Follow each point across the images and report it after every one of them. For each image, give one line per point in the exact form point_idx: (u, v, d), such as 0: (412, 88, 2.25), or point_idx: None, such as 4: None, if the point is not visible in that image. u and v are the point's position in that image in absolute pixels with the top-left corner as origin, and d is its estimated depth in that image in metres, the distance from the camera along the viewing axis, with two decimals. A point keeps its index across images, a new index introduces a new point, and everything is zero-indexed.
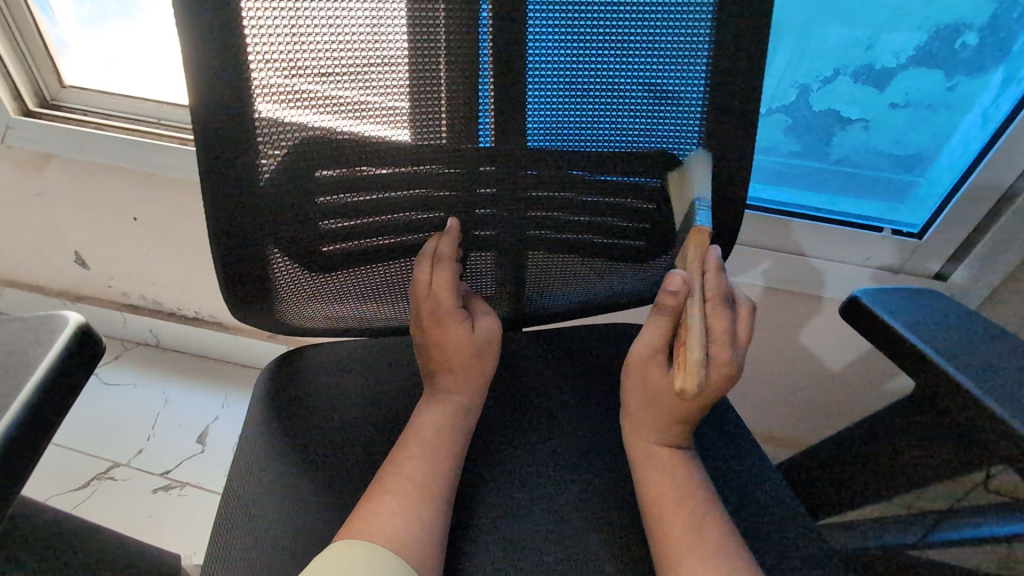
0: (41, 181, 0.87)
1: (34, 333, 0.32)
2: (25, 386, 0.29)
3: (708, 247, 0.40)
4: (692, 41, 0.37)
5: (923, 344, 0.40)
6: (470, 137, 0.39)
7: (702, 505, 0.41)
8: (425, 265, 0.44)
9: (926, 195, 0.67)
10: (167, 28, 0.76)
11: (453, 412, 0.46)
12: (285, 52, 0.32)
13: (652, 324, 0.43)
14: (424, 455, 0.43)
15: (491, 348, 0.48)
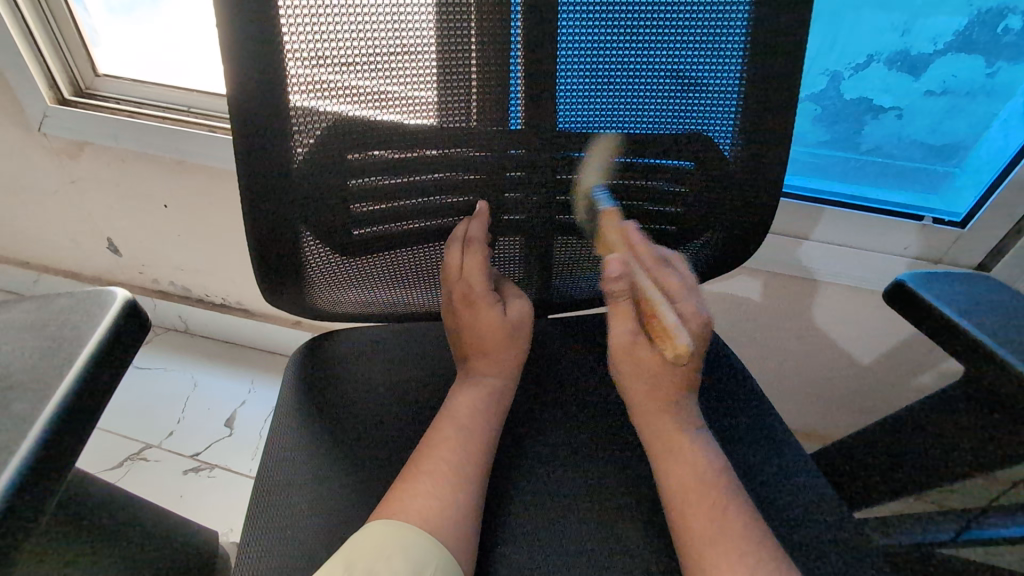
0: (77, 169, 0.89)
1: (85, 309, 0.34)
2: (81, 355, 0.31)
3: (623, 223, 0.44)
4: (727, 20, 0.36)
5: (975, 328, 0.38)
6: (500, 120, 0.38)
7: (735, 494, 0.40)
8: (455, 249, 0.44)
9: (965, 185, 0.65)
10: (196, 18, 0.78)
11: (483, 394, 0.46)
12: (313, 41, 0.32)
13: (617, 317, 0.48)
14: (457, 439, 0.43)
15: (523, 331, 0.49)
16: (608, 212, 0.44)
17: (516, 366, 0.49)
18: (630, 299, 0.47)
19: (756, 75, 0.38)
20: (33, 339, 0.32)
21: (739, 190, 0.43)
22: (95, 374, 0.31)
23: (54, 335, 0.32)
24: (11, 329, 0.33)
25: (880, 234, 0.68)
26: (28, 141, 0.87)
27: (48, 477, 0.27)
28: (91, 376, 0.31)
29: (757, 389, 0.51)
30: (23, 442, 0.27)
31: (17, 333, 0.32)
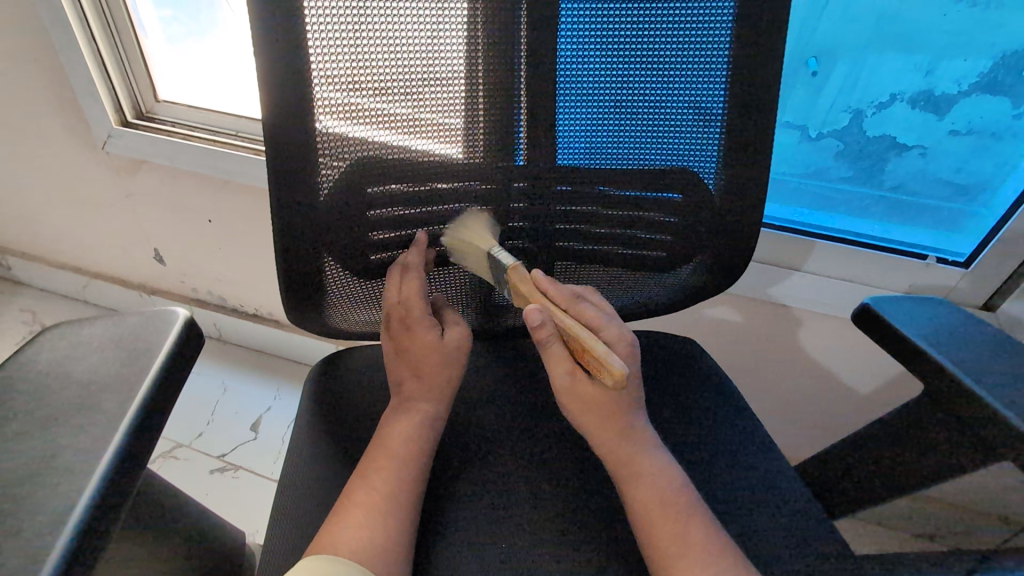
0: (132, 185, 0.97)
1: (154, 325, 0.40)
2: (155, 363, 0.37)
3: (524, 266, 0.42)
4: (717, 64, 0.40)
5: (941, 356, 0.40)
6: (505, 155, 0.43)
7: (699, 518, 0.40)
8: (396, 277, 0.46)
9: (979, 226, 0.66)
10: (246, 52, 0.86)
11: (420, 418, 0.46)
12: (365, 78, 0.37)
13: (552, 355, 0.42)
14: (391, 465, 0.43)
15: (459, 359, 0.48)
16: (512, 265, 0.42)
17: (447, 390, 0.48)
18: (558, 338, 0.41)
19: (741, 116, 0.42)
20: (108, 350, 0.38)
21: (723, 217, 0.47)
22: (166, 380, 0.37)
23: (129, 346, 0.38)
24: (92, 340, 0.38)
25: (882, 269, 0.70)
26: (92, 158, 0.96)
27: (132, 466, 0.33)
28: (162, 381, 0.37)
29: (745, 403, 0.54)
30: (115, 436, 0.33)
31: (96, 344, 0.38)
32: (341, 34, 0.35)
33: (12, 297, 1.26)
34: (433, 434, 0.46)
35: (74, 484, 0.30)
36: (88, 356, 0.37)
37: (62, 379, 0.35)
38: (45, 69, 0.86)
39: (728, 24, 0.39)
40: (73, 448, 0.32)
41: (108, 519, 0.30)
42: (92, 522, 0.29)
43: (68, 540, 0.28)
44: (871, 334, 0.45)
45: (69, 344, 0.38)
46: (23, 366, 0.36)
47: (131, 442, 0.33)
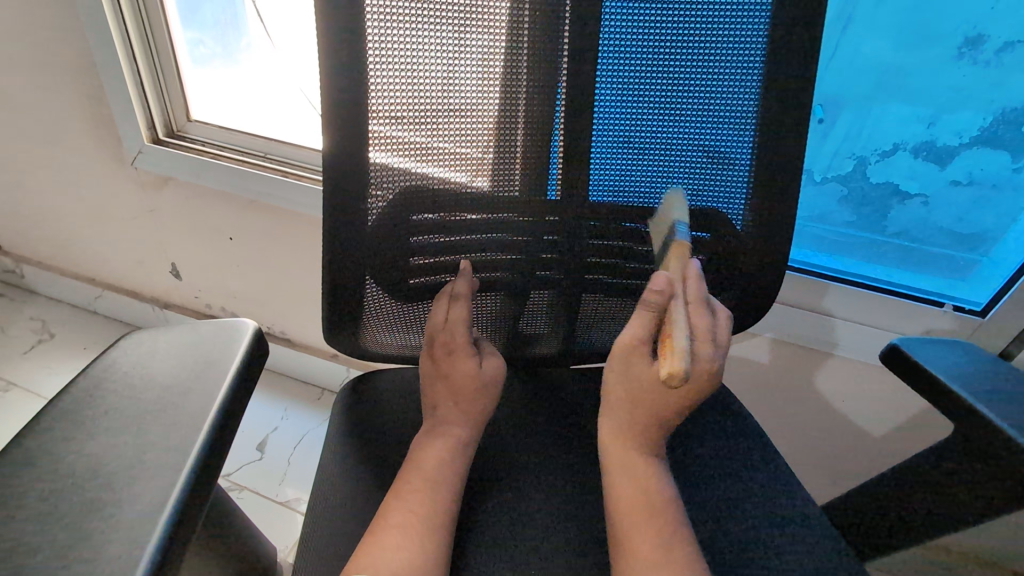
0: (157, 201, 0.99)
1: (227, 336, 0.41)
2: (231, 369, 0.39)
3: (688, 259, 0.46)
4: (745, 111, 0.43)
5: (968, 395, 0.42)
6: (541, 189, 0.45)
7: (679, 515, 0.44)
8: (442, 304, 0.48)
9: (989, 274, 0.67)
10: (280, 77, 0.89)
11: (453, 444, 0.48)
12: (409, 113, 0.39)
13: (635, 321, 0.47)
14: (428, 487, 0.44)
15: (494, 386, 0.52)
16: (681, 244, 0.45)
17: (479, 416, 0.51)
18: (656, 315, 0.46)
19: (773, 159, 0.44)
20: (187, 357, 0.39)
21: (750, 257, 0.48)
22: (240, 386, 0.38)
23: (207, 354, 0.39)
24: (169, 347, 0.40)
25: (896, 315, 0.72)
26: (120, 173, 0.98)
27: (213, 464, 0.34)
28: (237, 387, 0.38)
29: (766, 437, 0.55)
30: (199, 434, 0.34)
31: (172, 351, 0.40)
32: (391, 73, 0.37)
33: (22, 306, 1.26)
34: (465, 456, 0.48)
35: (166, 476, 0.32)
36: (168, 362, 0.39)
37: (145, 382, 0.37)
38: (84, 86, 0.89)
39: (757, 76, 0.42)
40: (161, 444, 0.33)
41: (193, 513, 0.31)
42: (184, 514, 0.30)
43: (165, 529, 0.29)
44: (898, 373, 0.47)
45: (149, 350, 0.39)
46: (109, 367, 0.38)
47: (211, 440, 0.34)
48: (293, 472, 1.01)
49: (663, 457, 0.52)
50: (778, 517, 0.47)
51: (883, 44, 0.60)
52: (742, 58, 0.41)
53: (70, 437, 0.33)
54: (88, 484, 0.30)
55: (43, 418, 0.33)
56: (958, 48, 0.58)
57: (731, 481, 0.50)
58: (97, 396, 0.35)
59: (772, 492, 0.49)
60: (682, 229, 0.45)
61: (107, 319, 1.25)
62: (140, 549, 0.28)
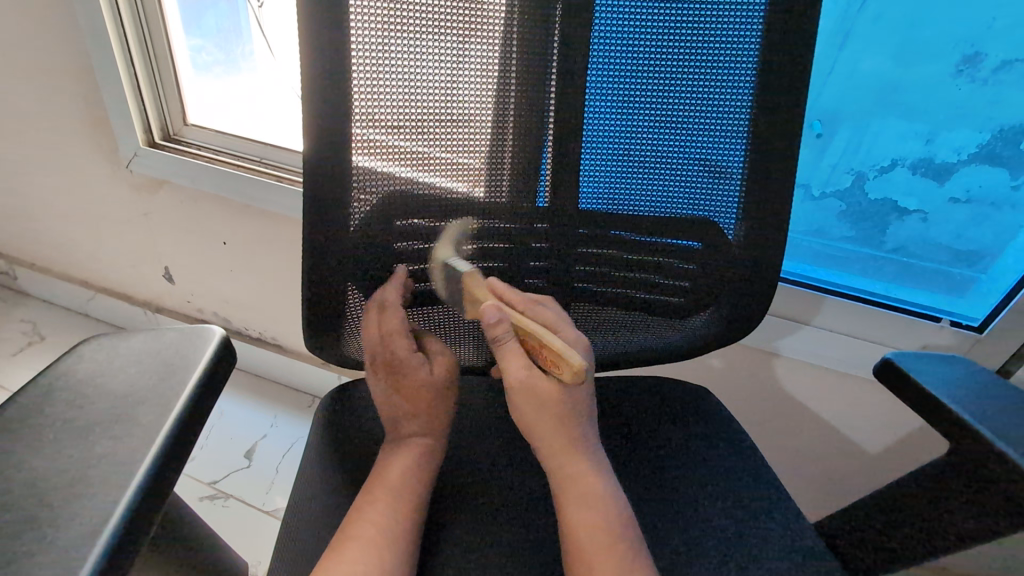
0: (151, 204, 0.99)
1: (192, 342, 0.40)
2: (189, 380, 0.37)
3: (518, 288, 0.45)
4: (738, 123, 0.43)
5: (963, 410, 0.41)
6: (530, 196, 0.44)
7: (636, 540, 0.43)
8: (373, 315, 0.45)
9: (987, 291, 0.67)
10: (277, 82, 0.89)
11: (422, 451, 0.48)
12: (397, 120, 0.38)
13: (511, 353, 0.44)
14: (391, 497, 0.44)
15: (449, 386, 0.50)
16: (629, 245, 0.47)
17: (443, 422, 0.50)
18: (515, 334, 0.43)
19: (763, 172, 0.44)
20: (145, 364, 0.38)
21: (743, 267, 0.48)
22: (200, 396, 0.37)
23: (167, 362, 0.38)
24: (130, 352, 0.39)
25: (892, 331, 0.71)
26: (115, 176, 0.98)
27: (167, 480, 0.33)
28: (196, 398, 0.37)
29: (756, 453, 0.54)
30: (150, 448, 0.33)
31: (133, 357, 0.39)
32: (379, 79, 0.36)
33: (14, 307, 1.26)
34: (429, 465, 0.48)
35: (111, 493, 0.31)
36: (127, 369, 0.38)
37: (100, 391, 0.36)
38: (81, 89, 0.89)
39: (750, 88, 0.41)
40: (110, 458, 0.32)
41: (139, 533, 0.30)
42: (128, 533, 0.30)
43: (103, 551, 0.28)
44: (893, 388, 0.46)
45: (109, 355, 0.38)
46: (64, 374, 0.37)
47: (165, 455, 0.33)
48: (281, 481, 1.00)
49: (649, 473, 0.51)
50: (762, 539, 0.46)
51: (880, 61, 0.60)
52: (735, 70, 0.41)
53: (14, 450, 0.32)
54: (27, 504, 0.30)
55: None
56: (956, 66, 0.58)
57: (719, 497, 0.49)
58: (54, 406, 0.34)
59: (759, 512, 0.48)
60: (639, 236, 0.47)
61: (99, 322, 1.25)
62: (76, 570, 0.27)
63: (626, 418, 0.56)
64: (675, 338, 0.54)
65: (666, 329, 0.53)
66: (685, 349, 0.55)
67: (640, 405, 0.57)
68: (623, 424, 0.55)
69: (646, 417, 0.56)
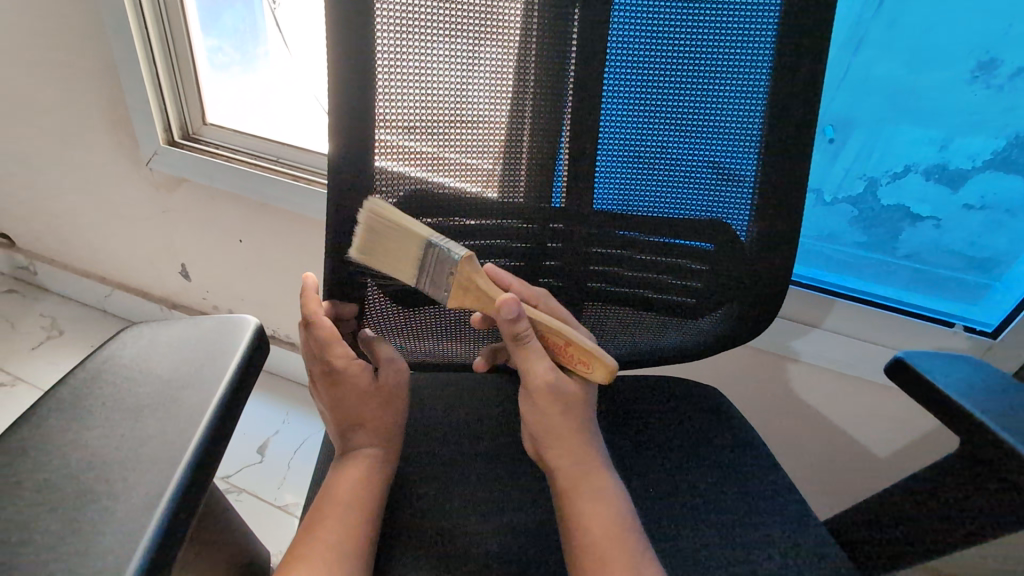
0: (169, 201, 1.01)
1: (229, 330, 0.41)
2: (229, 365, 0.39)
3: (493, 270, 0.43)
4: (750, 125, 0.43)
5: (978, 410, 0.41)
6: (545, 196, 0.45)
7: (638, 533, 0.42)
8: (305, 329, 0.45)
9: (1001, 297, 0.67)
10: (295, 82, 0.90)
11: (370, 465, 0.46)
12: (417, 122, 0.39)
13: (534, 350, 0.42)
14: (340, 513, 0.43)
15: (398, 391, 0.50)
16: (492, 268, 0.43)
17: (396, 429, 0.49)
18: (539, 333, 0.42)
19: (779, 172, 0.44)
20: (185, 351, 0.39)
21: (756, 268, 0.48)
22: (241, 381, 0.38)
23: (206, 348, 0.40)
24: (170, 339, 0.40)
25: (902, 335, 0.71)
26: (134, 173, 0.99)
27: (213, 458, 0.34)
28: (238, 382, 0.38)
29: (768, 453, 0.54)
30: (197, 430, 0.34)
31: (173, 343, 0.40)
32: (399, 83, 0.37)
33: (33, 302, 1.28)
34: (382, 478, 0.47)
35: (162, 469, 0.32)
36: (169, 356, 0.39)
37: (146, 376, 0.37)
38: (104, 87, 0.91)
39: (764, 91, 0.42)
40: (138, 443, 0.33)
41: (189, 508, 0.31)
42: (181, 507, 0.31)
43: (159, 522, 0.29)
44: (905, 388, 0.46)
45: (150, 343, 0.40)
46: (110, 359, 0.38)
47: (211, 435, 0.34)
48: (293, 477, 1.01)
49: (663, 470, 0.52)
50: (776, 537, 0.46)
51: (894, 65, 0.60)
52: (748, 71, 0.41)
53: (62, 430, 0.33)
54: (83, 479, 0.31)
55: (39, 411, 0.34)
56: (972, 72, 0.58)
57: (731, 496, 0.49)
58: (95, 392, 0.35)
59: (773, 509, 0.48)
60: (631, 233, 0.47)
61: (115, 317, 1.27)
62: (121, 547, 0.28)
63: (637, 417, 0.56)
64: (687, 338, 0.54)
65: (678, 329, 0.53)
66: (696, 349, 0.56)
67: (651, 404, 0.58)
68: (634, 422, 0.56)
69: (656, 416, 0.56)
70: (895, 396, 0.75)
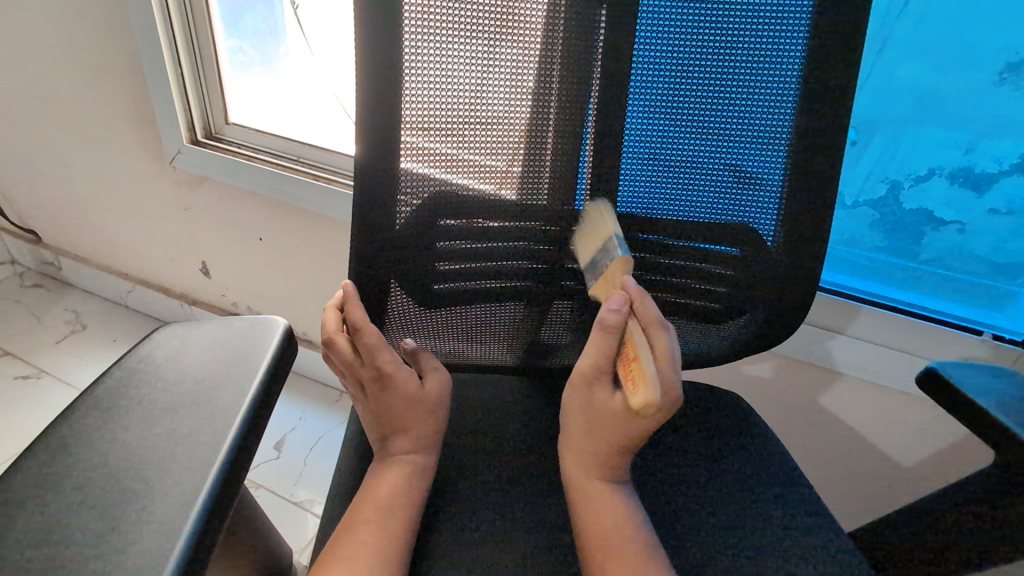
0: (192, 199, 1.02)
1: (258, 332, 0.42)
2: (260, 366, 0.39)
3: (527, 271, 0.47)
4: (778, 128, 0.43)
5: (1012, 420, 0.40)
6: (568, 199, 0.45)
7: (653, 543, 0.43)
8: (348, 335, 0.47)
9: None
10: (316, 83, 0.91)
11: (411, 470, 0.47)
12: (441, 124, 0.39)
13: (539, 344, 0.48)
14: (380, 514, 0.43)
15: (443, 401, 0.51)
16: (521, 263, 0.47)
17: (434, 436, 0.50)
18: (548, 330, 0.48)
19: (808, 177, 0.44)
20: (216, 353, 0.40)
21: (783, 274, 0.48)
22: (270, 382, 0.39)
23: (237, 350, 0.40)
24: (200, 342, 0.41)
25: (931, 343, 0.69)
26: (158, 171, 1.01)
27: (245, 456, 0.34)
28: (268, 383, 0.39)
29: (791, 460, 0.53)
30: (230, 429, 0.35)
31: (204, 345, 0.41)
32: (423, 86, 0.37)
33: (58, 297, 1.31)
34: (423, 482, 0.47)
35: (197, 468, 0.32)
36: (201, 356, 0.39)
37: (178, 376, 0.38)
38: (130, 87, 0.92)
39: (793, 94, 0.41)
40: (167, 440, 0.33)
41: (220, 506, 0.31)
42: (216, 505, 0.31)
43: (195, 520, 0.30)
44: (936, 397, 0.46)
45: (182, 344, 0.40)
46: (144, 360, 0.39)
47: (244, 435, 0.35)
48: (309, 474, 1.02)
49: (685, 475, 0.51)
50: (799, 545, 0.46)
51: (920, 68, 0.59)
52: (777, 75, 0.41)
53: (99, 427, 0.33)
54: (120, 477, 0.31)
55: (77, 409, 0.34)
56: (1000, 73, 0.57)
57: (754, 503, 0.49)
58: (129, 391, 0.36)
59: (797, 519, 0.48)
60: (655, 237, 0.47)
61: (137, 313, 1.29)
62: (150, 542, 0.28)
63: (658, 422, 0.56)
64: (709, 343, 0.54)
65: (701, 334, 0.53)
66: (719, 354, 0.55)
67: (671, 410, 0.57)
68: (655, 427, 0.55)
69: (677, 421, 0.56)
70: (920, 403, 0.74)
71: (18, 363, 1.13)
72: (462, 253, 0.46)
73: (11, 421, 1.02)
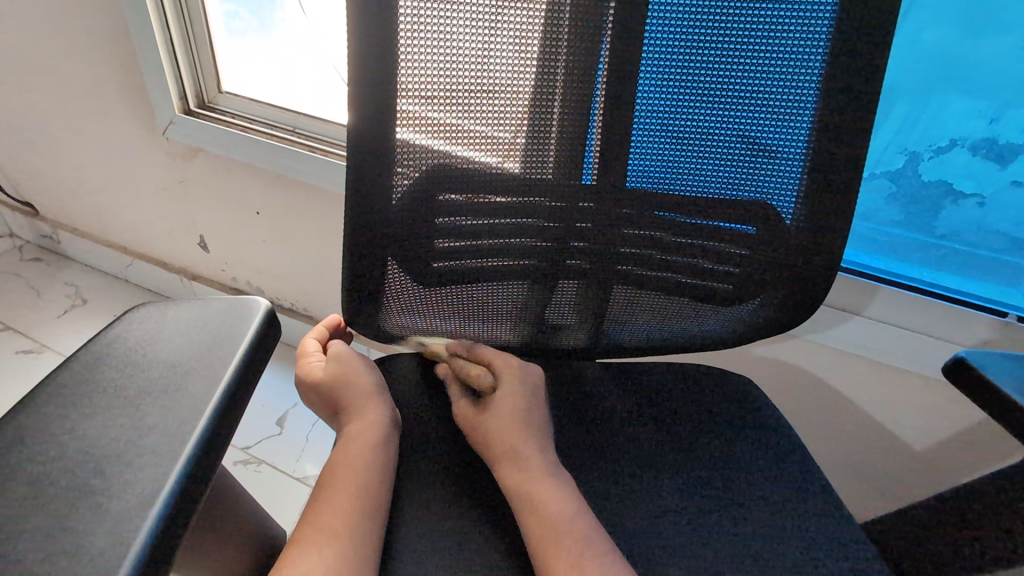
0: (187, 171, 0.99)
1: (238, 314, 0.40)
2: (237, 351, 0.37)
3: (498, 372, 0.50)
4: (804, 95, 0.39)
5: None
6: (575, 173, 0.42)
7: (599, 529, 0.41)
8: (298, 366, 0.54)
9: None
10: (312, 50, 0.87)
11: (356, 437, 0.45)
12: (433, 91, 0.36)
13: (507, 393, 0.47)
14: (332, 493, 0.41)
15: (353, 365, 0.50)
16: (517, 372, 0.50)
17: (368, 396, 0.48)
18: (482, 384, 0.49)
19: (833, 151, 0.41)
20: (192, 336, 0.38)
21: (802, 253, 0.45)
22: (249, 366, 0.37)
23: (214, 333, 0.38)
24: (176, 324, 0.39)
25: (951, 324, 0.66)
26: (151, 142, 0.98)
27: (218, 447, 0.32)
28: (247, 368, 0.37)
29: (800, 447, 0.52)
30: (202, 418, 0.33)
31: (181, 328, 0.39)
32: (412, 48, 0.34)
33: (57, 270, 1.29)
34: (379, 449, 0.44)
35: (164, 460, 0.30)
36: (176, 341, 0.37)
37: (152, 360, 0.36)
38: (119, 54, 0.89)
39: (821, 56, 0.38)
40: (136, 428, 0.32)
41: (191, 501, 0.29)
42: (184, 499, 0.29)
43: (158, 518, 0.28)
44: (961, 387, 0.43)
45: (159, 325, 0.39)
46: (116, 343, 0.37)
47: (217, 425, 0.33)
48: (311, 450, 1.01)
49: (689, 462, 0.49)
50: (809, 537, 0.44)
51: (950, 32, 0.55)
52: (801, 37, 0.37)
53: (66, 416, 0.32)
54: (83, 469, 0.29)
55: (40, 397, 0.33)
56: None
57: (765, 491, 0.47)
58: (98, 378, 0.34)
59: (803, 510, 0.46)
60: (666, 215, 0.44)
61: (137, 287, 1.27)
62: (108, 539, 0.27)
63: (665, 405, 0.54)
64: (723, 325, 0.52)
65: (713, 316, 0.51)
66: (732, 336, 0.53)
67: (681, 394, 0.55)
68: (661, 410, 0.53)
69: (685, 404, 0.54)
70: (934, 385, 0.72)
71: (19, 337, 1.13)
72: (462, 220, 0.42)
73: (13, 396, 1.01)
